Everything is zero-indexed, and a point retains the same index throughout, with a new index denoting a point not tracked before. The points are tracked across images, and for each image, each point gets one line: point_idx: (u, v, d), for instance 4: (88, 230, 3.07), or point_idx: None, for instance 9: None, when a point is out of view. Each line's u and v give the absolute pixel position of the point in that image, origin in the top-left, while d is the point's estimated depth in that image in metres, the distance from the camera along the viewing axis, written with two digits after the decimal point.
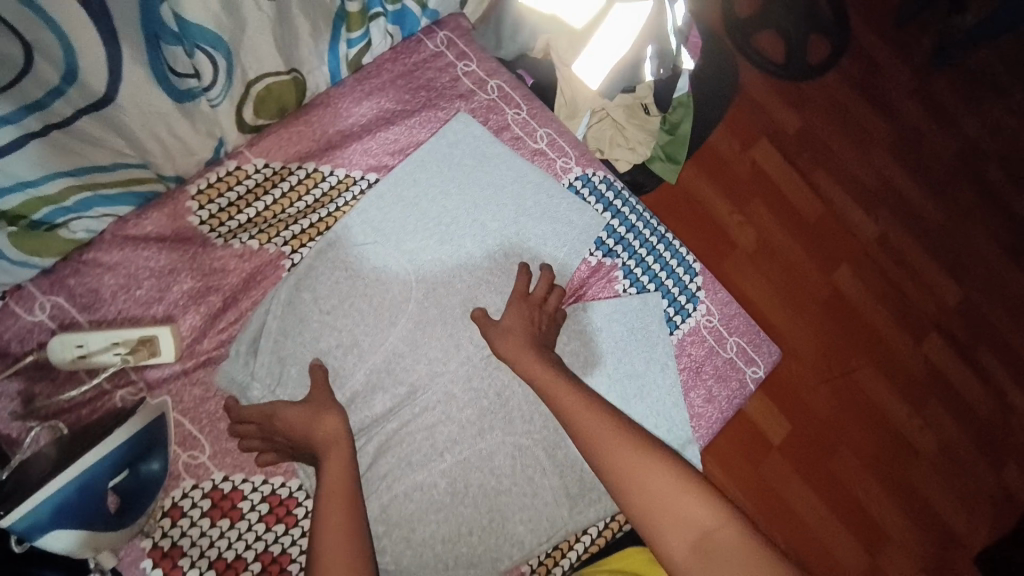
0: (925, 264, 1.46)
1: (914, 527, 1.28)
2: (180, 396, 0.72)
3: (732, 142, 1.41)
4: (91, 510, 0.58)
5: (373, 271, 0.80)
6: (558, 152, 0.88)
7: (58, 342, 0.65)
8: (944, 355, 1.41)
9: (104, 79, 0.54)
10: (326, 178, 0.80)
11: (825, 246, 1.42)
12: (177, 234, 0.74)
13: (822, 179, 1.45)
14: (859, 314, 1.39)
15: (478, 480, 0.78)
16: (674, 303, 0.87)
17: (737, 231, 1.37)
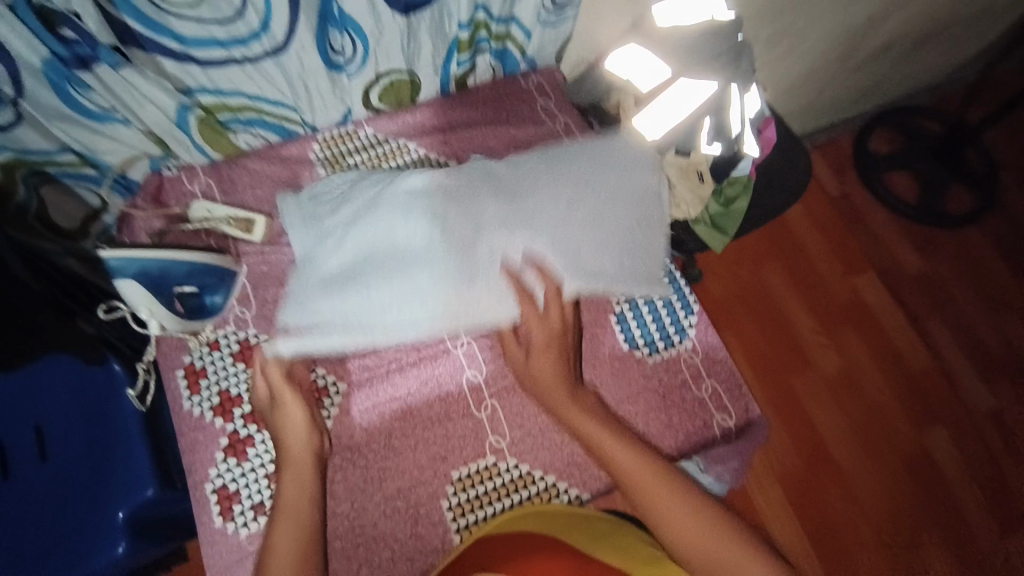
0: (968, 424, 1.71)
1: None
2: (252, 267, 0.94)
3: (836, 271, 1.86)
4: (158, 289, 0.82)
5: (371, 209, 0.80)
6: None
7: (195, 205, 0.95)
8: (983, 515, 1.61)
9: (284, 33, 0.82)
10: (409, 153, 1.03)
11: (896, 374, 1.75)
12: (299, 164, 1.01)
13: (920, 323, 1.84)
14: (900, 434, 1.68)
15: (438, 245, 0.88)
16: (663, 331, 0.92)
17: (815, 348, 1.75)
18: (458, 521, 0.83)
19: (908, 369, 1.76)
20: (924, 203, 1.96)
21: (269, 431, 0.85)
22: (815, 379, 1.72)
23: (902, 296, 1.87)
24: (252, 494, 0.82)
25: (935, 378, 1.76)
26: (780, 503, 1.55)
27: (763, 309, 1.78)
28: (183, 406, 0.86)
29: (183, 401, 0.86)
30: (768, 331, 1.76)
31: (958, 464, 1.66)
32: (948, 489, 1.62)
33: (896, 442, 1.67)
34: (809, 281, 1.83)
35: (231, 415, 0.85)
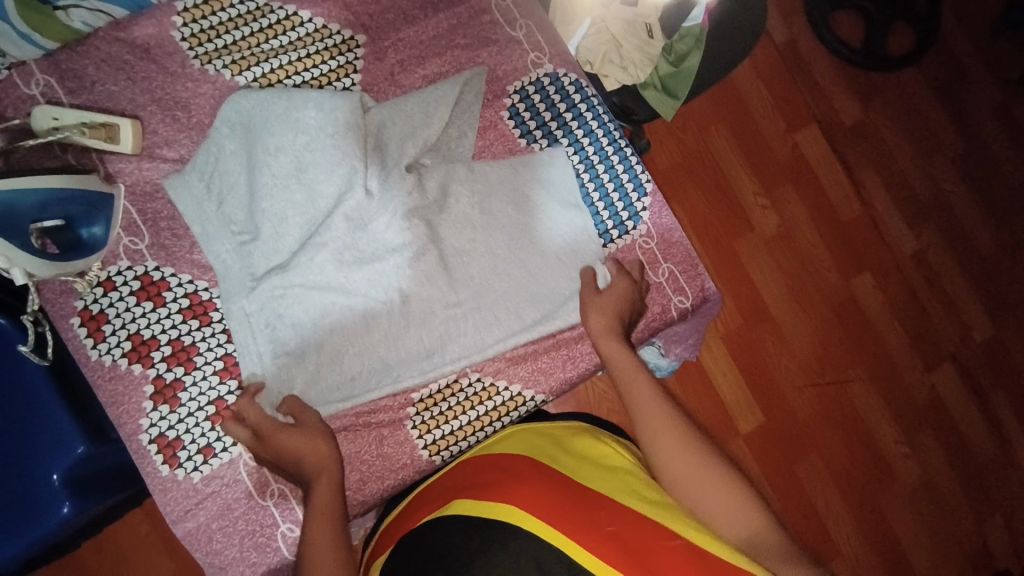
0: (892, 267, 1.85)
1: (836, 441, 1.72)
2: (134, 187, 0.78)
3: (777, 126, 1.82)
4: (14, 229, 0.66)
5: (301, 198, 0.74)
6: (532, 45, 0.89)
7: (38, 110, 0.74)
8: (895, 345, 1.81)
9: None
10: (304, 25, 0.83)
11: (831, 228, 1.82)
12: (160, 47, 0.80)
13: (861, 176, 1.88)
14: (831, 285, 1.80)
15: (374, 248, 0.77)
16: (615, 216, 0.87)
17: (756, 211, 1.77)
18: (423, 439, 0.81)
19: (842, 222, 1.84)
20: (868, 45, 1.88)
21: (190, 373, 0.76)
22: (756, 244, 1.76)
23: (840, 150, 1.87)
24: (196, 439, 0.76)
25: (862, 226, 1.85)
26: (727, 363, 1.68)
27: (710, 177, 1.75)
28: (90, 357, 0.75)
29: (89, 351, 0.75)
30: (712, 200, 1.75)
31: (879, 303, 1.82)
32: (869, 328, 1.80)
33: (826, 289, 1.79)
34: (752, 142, 1.79)
35: (150, 360, 0.75)
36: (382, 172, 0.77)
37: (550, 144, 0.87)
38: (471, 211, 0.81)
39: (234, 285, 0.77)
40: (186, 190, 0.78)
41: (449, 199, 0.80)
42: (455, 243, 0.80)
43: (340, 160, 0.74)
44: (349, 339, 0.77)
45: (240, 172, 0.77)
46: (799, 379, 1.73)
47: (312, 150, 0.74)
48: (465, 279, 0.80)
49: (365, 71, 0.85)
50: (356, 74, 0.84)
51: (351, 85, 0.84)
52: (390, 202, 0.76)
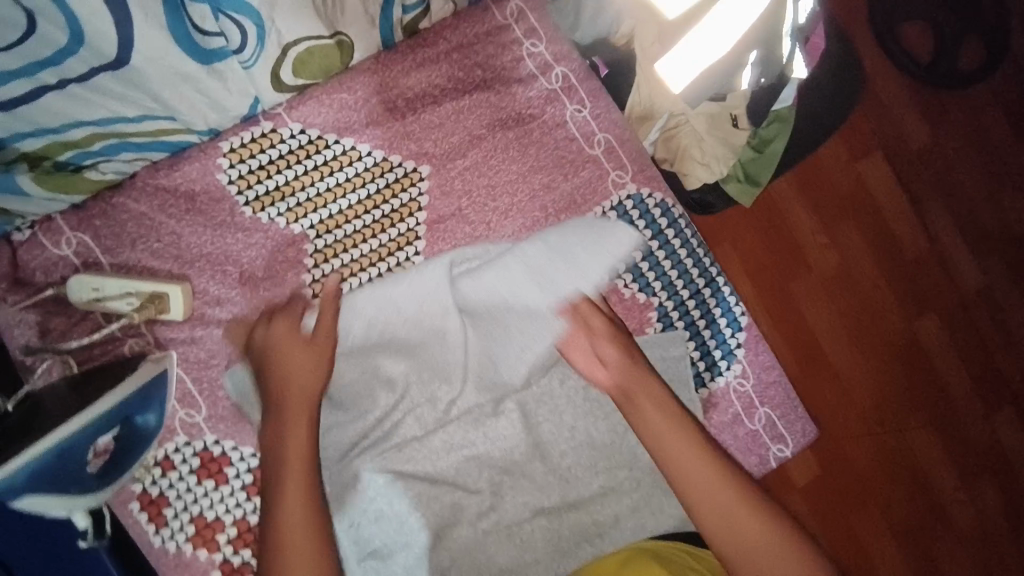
0: (992, 329, 1.41)
1: (926, 566, 1.32)
2: (184, 354, 0.71)
3: (840, 151, 1.35)
4: (71, 470, 0.60)
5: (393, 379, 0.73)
6: (614, 162, 0.79)
7: (75, 281, 0.67)
8: (1004, 421, 1.39)
9: (115, 45, 0.50)
10: (363, 158, 0.74)
11: (913, 281, 1.38)
12: (204, 192, 0.71)
13: (937, 208, 1.40)
14: (924, 357, 1.38)
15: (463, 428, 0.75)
16: (707, 356, 0.79)
17: (814, 254, 1.32)
18: None
19: (933, 269, 1.40)
20: None
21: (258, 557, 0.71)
22: (821, 305, 1.34)
23: (915, 189, 1.39)
24: None
25: (937, 268, 1.39)
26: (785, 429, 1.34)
27: (771, 226, 1.32)
28: (153, 543, 0.71)
29: (151, 537, 0.71)
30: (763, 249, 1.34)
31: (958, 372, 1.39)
32: (977, 417, 1.38)
33: (904, 357, 1.37)
34: (815, 175, 1.33)
35: (216, 544, 0.71)
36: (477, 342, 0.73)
37: (635, 279, 0.79)
38: (552, 384, 0.77)
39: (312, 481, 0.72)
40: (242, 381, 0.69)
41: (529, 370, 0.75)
42: (545, 409, 0.77)
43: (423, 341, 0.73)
44: (435, 523, 0.74)
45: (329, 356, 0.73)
46: (882, 485, 1.32)
47: (394, 337, 0.73)
48: (549, 453, 0.76)
49: (430, 206, 0.76)
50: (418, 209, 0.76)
51: (415, 224, 0.76)
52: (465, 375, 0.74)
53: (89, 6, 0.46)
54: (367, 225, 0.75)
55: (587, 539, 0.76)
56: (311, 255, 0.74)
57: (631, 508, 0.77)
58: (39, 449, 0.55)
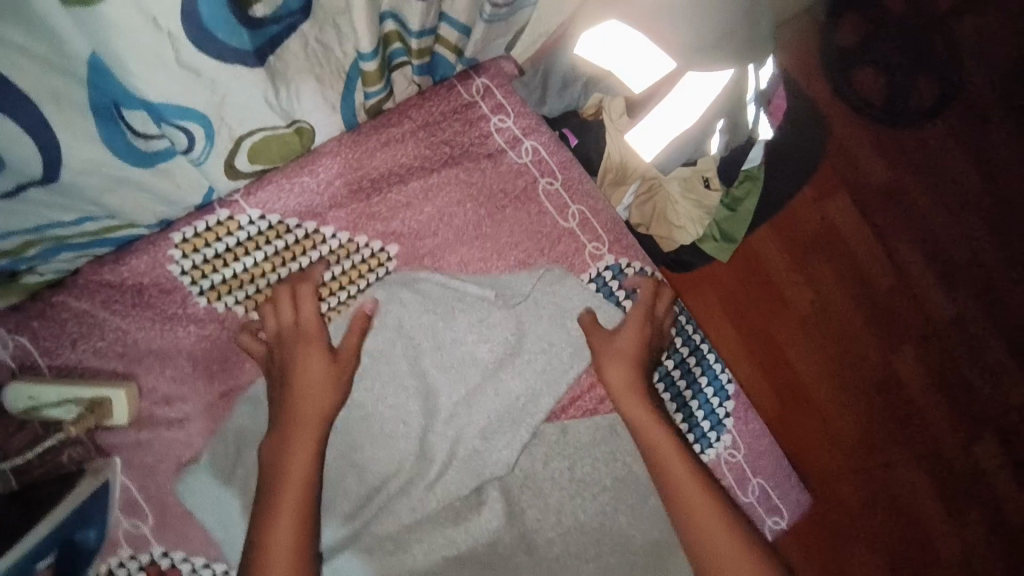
0: (974, 360, 1.39)
1: None
2: (131, 460, 0.65)
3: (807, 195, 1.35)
4: None
5: (384, 437, 0.71)
6: (588, 235, 0.78)
7: (10, 390, 0.62)
8: (996, 462, 1.36)
9: (41, 163, 0.48)
10: (326, 240, 0.71)
11: (887, 318, 1.36)
12: (154, 284, 0.67)
13: (903, 243, 1.39)
14: (906, 394, 1.35)
15: (447, 518, 0.71)
16: (695, 429, 0.77)
17: (792, 293, 1.31)
18: None
19: (911, 302, 1.38)
20: None
21: None
22: (803, 350, 1.30)
23: (885, 231, 1.39)
24: None
25: (915, 304, 1.38)
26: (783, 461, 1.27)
27: (749, 273, 1.29)
28: None
29: None
30: (739, 294, 1.30)
31: (945, 410, 1.36)
32: (964, 453, 1.35)
33: (887, 395, 1.34)
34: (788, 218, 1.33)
35: None
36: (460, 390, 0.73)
37: None
38: (534, 466, 0.74)
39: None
40: (201, 492, 0.65)
41: (512, 446, 0.72)
42: (530, 491, 0.73)
43: (402, 430, 0.71)
44: None
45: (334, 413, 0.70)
46: (873, 534, 1.27)
47: (374, 429, 0.70)
48: (534, 542, 0.71)
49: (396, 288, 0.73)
50: (379, 289, 0.72)
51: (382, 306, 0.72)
52: (453, 461, 0.72)
53: (7, 135, 0.45)
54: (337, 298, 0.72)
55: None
56: None
57: None
58: None
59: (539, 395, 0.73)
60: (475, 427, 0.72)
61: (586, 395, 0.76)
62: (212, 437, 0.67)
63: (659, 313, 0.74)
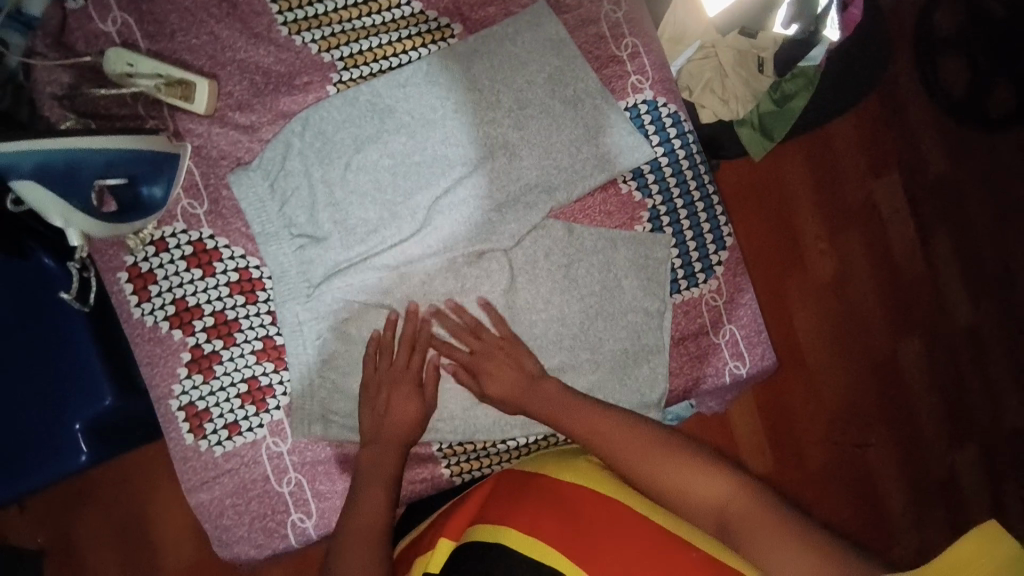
0: (995, 370, 1.25)
1: None
2: (200, 147, 0.76)
3: (858, 163, 1.22)
4: (77, 190, 0.64)
5: (379, 190, 0.76)
6: (636, 67, 0.82)
7: (111, 53, 0.71)
8: (973, 472, 1.23)
9: None
10: (400, 7, 0.79)
11: (905, 308, 1.23)
12: (247, 4, 0.76)
13: (940, 242, 1.25)
14: (904, 389, 1.22)
15: (441, 285, 0.78)
16: (687, 267, 0.82)
17: (815, 259, 1.20)
18: (447, 462, 0.81)
19: (935, 300, 1.24)
20: None
21: (229, 349, 0.76)
22: (810, 315, 1.19)
23: (921, 218, 1.24)
24: (224, 414, 0.76)
25: (933, 301, 1.24)
26: (752, 418, 1.16)
27: (773, 212, 1.18)
28: (133, 314, 0.75)
29: (132, 308, 0.75)
30: (762, 239, 1.19)
31: (932, 407, 1.23)
32: (946, 468, 1.22)
33: (883, 385, 1.21)
34: (827, 171, 1.21)
35: (191, 328, 0.75)
36: (467, 175, 0.77)
37: (636, 183, 0.82)
38: (535, 253, 0.79)
39: (289, 290, 0.76)
40: (250, 187, 0.75)
41: (512, 227, 0.78)
42: (527, 285, 0.79)
43: (412, 193, 0.77)
44: None
45: (350, 157, 0.75)
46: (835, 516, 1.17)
47: (388, 185, 0.76)
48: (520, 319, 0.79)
49: (443, 57, 0.78)
50: (435, 59, 0.78)
51: (432, 72, 0.77)
52: (443, 229, 0.77)
53: None
54: (392, 56, 0.78)
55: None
56: (333, 84, 0.77)
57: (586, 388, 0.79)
58: (56, 143, 0.60)
59: (543, 183, 0.78)
60: (488, 204, 0.78)
61: (594, 205, 0.81)
62: (266, 147, 0.76)
63: (606, 126, 0.79)
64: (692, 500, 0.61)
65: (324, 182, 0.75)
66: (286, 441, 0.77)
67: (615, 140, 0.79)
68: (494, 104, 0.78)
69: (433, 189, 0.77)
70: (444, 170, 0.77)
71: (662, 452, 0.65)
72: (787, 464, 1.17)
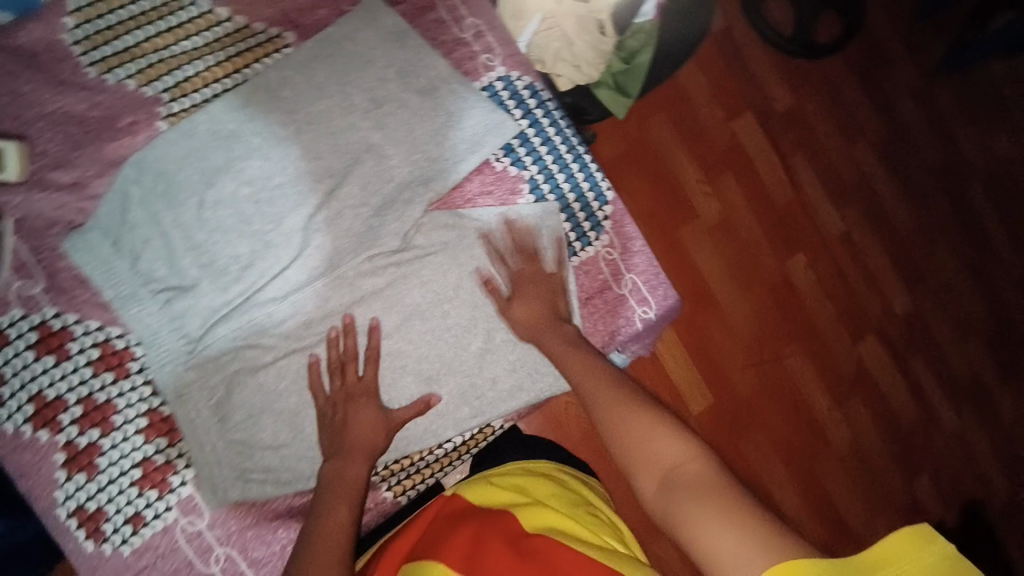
0: (877, 263, 1.40)
1: (811, 514, 1.26)
2: (25, 218, 0.67)
3: (714, 110, 1.31)
4: None
5: (244, 223, 0.70)
6: (482, 46, 0.83)
7: None
8: (876, 358, 1.37)
9: None
10: (222, 24, 0.74)
11: (786, 230, 1.34)
12: (49, 53, 0.69)
13: (800, 165, 1.36)
14: (802, 301, 1.33)
15: (336, 305, 0.74)
16: (577, 228, 0.85)
17: (701, 203, 1.27)
18: (386, 484, 0.78)
19: (809, 216, 1.36)
20: None
21: (108, 436, 0.67)
22: (708, 257, 1.27)
23: (780, 144, 1.35)
24: (122, 508, 0.67)
25: (807, 217, 1.36)
26: (683, 358, 1.23)
27: (652, 170, 1.25)
28: None
29: None
30: (649, 199, 1.25)
31: (829, 310, 1.34)
32: (855, 360, 1.35)
33: (785, 302, 1.32)
34: (691, 123, 1.29)
35: (58, 424, 0.66)
36: (336, 186, 0.74)
37: (510, 161, 0.82)
38: (430, 247, 0.78)
39: (164, 351, 0.69)
40: (90, 250, 0.68)
41: (398, 227, 0.76)
42: (428, 283, 0.76)
43: (281, 217, 0.71)
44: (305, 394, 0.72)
45: (201, 195, 0.70)
46: (774, 430, 1.27)
47: (253, 216, 0.71)
48: (427, 314, 0.76)
49: (280, 67, 0.74)
50: (271, 71, 0.73)
51: (271, 84, 0.73)
52: (324, 249, 0.73)
53: None
54: (223, 78, 0.73)
55: (466, 402, 0.78)
56: (163, 119, 0.71)
57: (508, 369, 0.79)
58: None
59: (418, 177, 0.77)
60: (366, 210, 0.75)
61: (473, 189, 0.81)
62: (99, 203, 0.69)
63: (464, 109, 0.79)
64: (649, 462, 0.60)
65: (179, 226, 0.69)
66: (203, 516, 0.70)
67: (478, 121, 0.79)
68: (347, 111, 0.75)
69: (304, 209, 0.72)
70: (312, 185, 0.73)
71: (639, 412, 0.64)
72: (721, 397, 1.24)
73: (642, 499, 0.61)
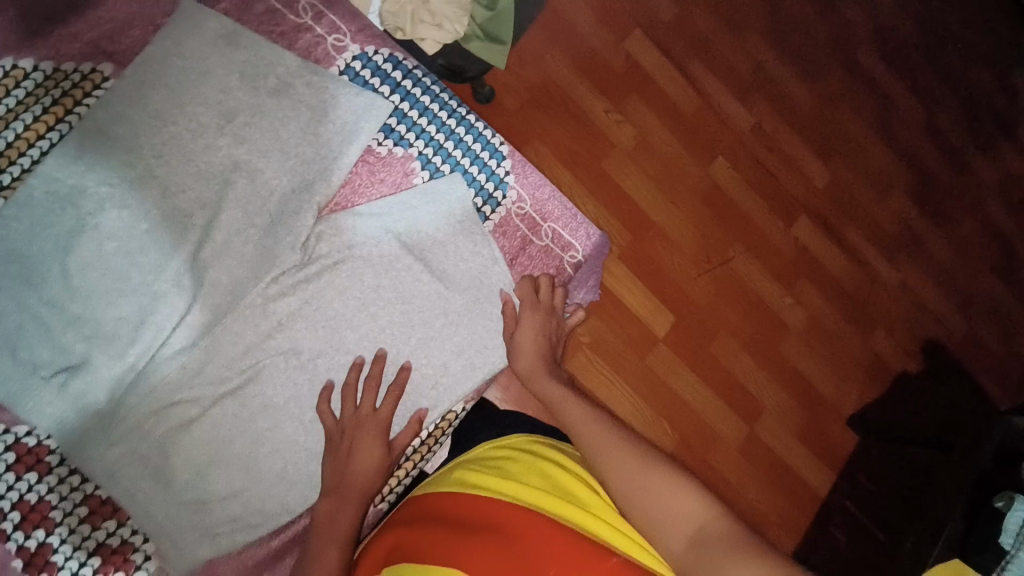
0: (793, 146, 1.42)
1: (784, 396, 1.33)
2: None
3: (603, 32, 1.26)
4: None
5: (124, 280, 0.66)
6: (327, 27, 0.78)
7: None
8: (812, 236, 1.40)
9: None
10: (30, 75, 0.67)
11: (700, 134, 1.33)
12: None
13: (699, 69, 1.34)
14: (732, 200, 1.34)
15: (250, 336, 0.70)
16: (483, 192, 0.83)
17: (614, 131, 1.25)
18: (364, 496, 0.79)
19: (718, 115, 1.36)
20: None
21: (54, 533, 0.62)
22: (633, 182, 1.26)
23: (673, 50, 1.32)
24: None
25: (716, 116, 1.35)
26: (636, 287, 1.24)
27: (555, 110, 1.21)
28: None
29: None
30: (559, 139, 1.21)
31: (758, 202, 1.36)
32: (793, 242, 1.38)
33: (718, 206, 1.33)
34: (584, 52, 1.24)
35: None
36: (214, 213, 0.69)
37: (393, 142, 0.79)
38: (339, 250, 0.73)
39: (81, 436, 0.65)
40: None
41: (293, 238, 0.71)
42: (343, 288, 0.73)
43: (162, 263, 0.67)
44: (249, 436, 0.69)
45: (66, 264, 0.64)
46: (738, 330, 1.31)
47: (130, 270, 0.66)
48: (356, 322, 0.73)
49: (108, 104, 0.67)
50: (99, 111, 0.67)
51: (103, 125, 0.67)
52: (220, 283, 0.69)
53: None
54: (50, 130, 0.67)
55: (422, 396, 0.76)
56: None
57: (455, 352, 0.77)
58: None
59: (297, 180, 0.72)
60: (255, 232, 0.70)
61: (360, 180, 0.77)
62: None
63: (325, 97, 0.74)
64: (670, 519, 0.57)
65: (54, 302, 0.64)
66: None
67: (345, 107, 0.74)
68: (198, 132, 0.69)
69: (185, 248, 0.68)
70: (186, 221, 0.68)
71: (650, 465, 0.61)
72: (678, 313, 1.27)
73: (668, 561, 0.57)
